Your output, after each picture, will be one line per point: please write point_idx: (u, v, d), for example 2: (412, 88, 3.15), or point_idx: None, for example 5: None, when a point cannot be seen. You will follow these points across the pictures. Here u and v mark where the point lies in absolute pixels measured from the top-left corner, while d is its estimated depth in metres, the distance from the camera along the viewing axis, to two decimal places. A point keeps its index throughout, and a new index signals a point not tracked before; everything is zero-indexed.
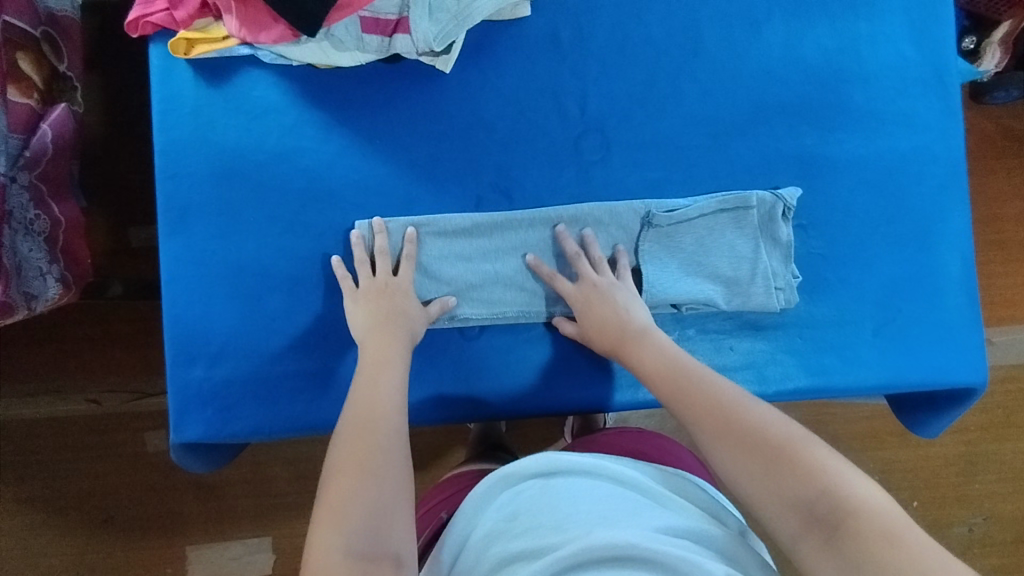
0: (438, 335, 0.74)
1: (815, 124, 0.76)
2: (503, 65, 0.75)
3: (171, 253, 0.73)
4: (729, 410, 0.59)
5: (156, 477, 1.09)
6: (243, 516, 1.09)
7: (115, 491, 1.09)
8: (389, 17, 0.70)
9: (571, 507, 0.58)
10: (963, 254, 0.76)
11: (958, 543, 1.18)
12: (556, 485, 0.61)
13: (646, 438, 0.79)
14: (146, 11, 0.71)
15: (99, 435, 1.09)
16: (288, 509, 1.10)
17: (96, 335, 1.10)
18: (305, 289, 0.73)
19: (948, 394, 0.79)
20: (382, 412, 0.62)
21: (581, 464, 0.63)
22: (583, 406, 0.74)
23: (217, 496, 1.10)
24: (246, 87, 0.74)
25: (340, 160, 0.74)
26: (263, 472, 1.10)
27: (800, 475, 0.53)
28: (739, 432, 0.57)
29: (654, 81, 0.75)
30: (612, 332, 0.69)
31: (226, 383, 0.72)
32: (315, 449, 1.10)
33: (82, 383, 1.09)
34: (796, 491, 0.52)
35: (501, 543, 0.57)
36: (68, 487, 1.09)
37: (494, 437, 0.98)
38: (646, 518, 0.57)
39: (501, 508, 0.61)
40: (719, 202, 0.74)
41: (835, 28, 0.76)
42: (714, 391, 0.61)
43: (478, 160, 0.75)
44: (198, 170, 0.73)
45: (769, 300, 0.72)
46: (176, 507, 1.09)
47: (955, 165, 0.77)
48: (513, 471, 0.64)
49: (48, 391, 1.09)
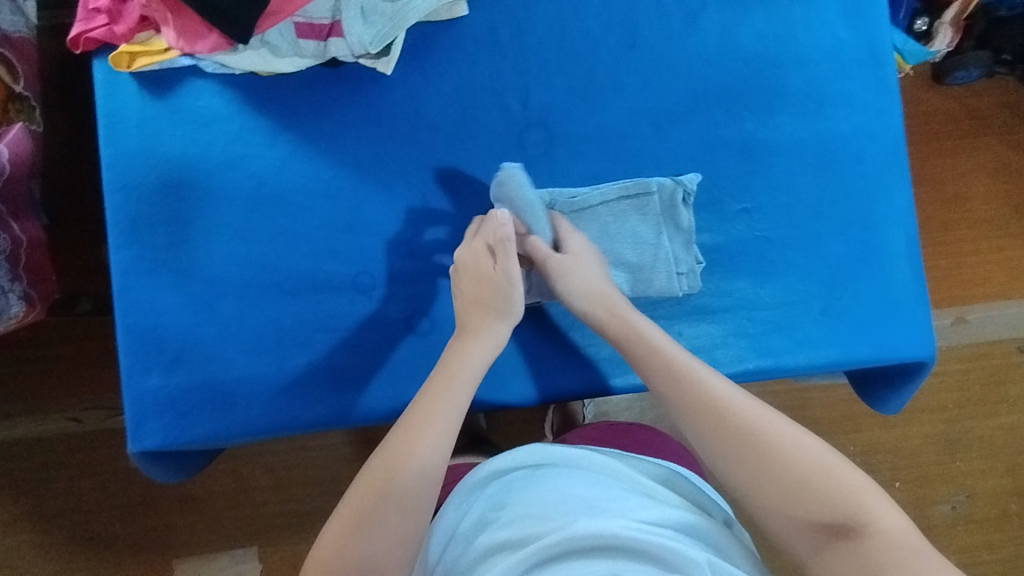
0: (393, 335, 0.75)
1: (754, 110, 0.77)
2: (444, 65, 0.76)
3: (122, 264, 0.73)
4: (733, 420, 0.56)
5: (139, 493, 1.10)
6: (229, 526, 1.10)
7: (99, 508, 1.09)
8: (322, 21, 0.70)
9: (558, 496, 0.58)
10: (907, 230, 0.77)
11: (941, 522, 1.19)
12: (543, 476, 0.62)
13: (635, 431, 0.80)
14: (88, 27, 0.71)
15: (81, 453, 1.09)
16: (272, 516, 1.10)
17: (75, 353, 1.10)
18: (257, 294, 0.74)
19: (902, 369, 0.80)
20: (436, 420, 0.59)
21: (567, 457, 0.65)
22: (548, 394, 0.75)
23: (201, 509, 1.10)
24: (189, 97, 0.75)
25: (286, 164, 0.75)
26: (245, 481, 1.10)
27: (817, 497, 0.51)
28: (751, 445, 0.54)
29: (594, 74, 0.76)
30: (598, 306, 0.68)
31: (181, 390, 0.73)
32: (298, 455, 1.11)
33: (63, 401, 1.09)
34: (815, 510, 0.51)
35: (488, 533, 0.58)
36: (51, 507, 1.09)
37: (473, 433, 0.99)
38: (632, 507, 0.57)
39: (489, 498, 0.62)
40: (615, 191, 0.75)
41: (770, 15, 0.77)
42: (713, 395, 0.58)
43: (425, 159, 0.76)
44: (145, 181, 0.74)
45: (670, 287, 0.73)
46: (162, 519, 1.10)
47: (895, 143, 0.78)
48: (498, 465, 0.65)
49: (27, 411, 1.09)
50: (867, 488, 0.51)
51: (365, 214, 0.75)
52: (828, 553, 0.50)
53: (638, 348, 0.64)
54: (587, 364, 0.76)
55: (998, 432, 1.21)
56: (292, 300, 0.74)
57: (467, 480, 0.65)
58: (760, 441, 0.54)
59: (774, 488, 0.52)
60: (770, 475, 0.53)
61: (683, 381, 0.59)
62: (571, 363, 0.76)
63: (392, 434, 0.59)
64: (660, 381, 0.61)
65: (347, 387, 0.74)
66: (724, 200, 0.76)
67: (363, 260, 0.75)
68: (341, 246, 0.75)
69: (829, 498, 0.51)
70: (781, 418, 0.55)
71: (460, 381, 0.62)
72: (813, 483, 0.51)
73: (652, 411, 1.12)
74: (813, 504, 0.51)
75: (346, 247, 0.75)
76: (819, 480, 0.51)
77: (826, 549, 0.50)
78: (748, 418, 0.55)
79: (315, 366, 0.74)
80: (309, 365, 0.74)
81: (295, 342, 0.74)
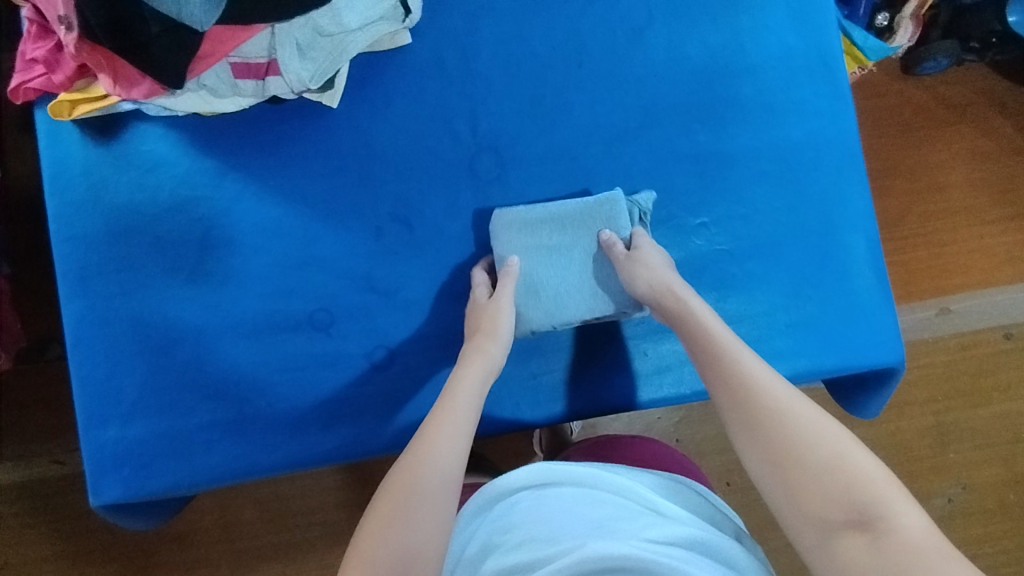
0: (355, 372, 0.74)
1: (707, 122, 0.76)
2: (391, 95, 0.75)
3: (74, 314, 0.72)
4: (767, 398, 0.55)
5: (127, 534, 1.04)
6: (218, 564, 1.04)
7: (87, 552, 1.04)
8: (259, 60, 0.67)
9: (565, 518, 0.57)
10: (867, 235, 0.77)
11: (939, 515, 1.17)
12: (549, 496, 0.60)
13: (639, 444, 0.79)
14: (26, 78, 0.70)
15: (65, 497, 1.04)
16: (261, 552, 1.05)
17: (51, 394, 1.04)
18: (212, 337, 0.73)
19: (875, 374, 0.79)
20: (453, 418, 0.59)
21: (576, 474, 0.62)
22: (529, 420, 0.74)
23: (190, 544, 1.04)
24: (135, 143, 0.74)
25: (235, 204, 0.74)
26: (233, 515, 1.05)
27: (839, 479, 0.49)
28: (777, 422, 0.53)
29: (542, 95, 0.76)
30: (657, 288, 0.68)
31: (141, 442, 0.72)
32: (284, 486, 1.06)
33: (47, 443, 1.04)
34: (833, 490, 0.49)
35: (494, 558, 0.55)
36: (36, 553, 1.03)
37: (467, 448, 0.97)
38: (640, 527, 0.55)
39: (496, 518, 0.60)
40: (575, 209, 0.73)
41: (716, 26, 0.77)
42: (749, 374, 0.58)
43: (375, 191, 0.74)
44: (93, 230, 0.73)
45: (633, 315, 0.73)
46: (152, 559, 1.04)
47: (851, 147, 0.77)
48: (502, 484, 0.62)
49: (8, 456, 1.03)
50: (891, 484, 0.48)
51: (317, 249, 0.74)
52: (844, 538, 0.47)
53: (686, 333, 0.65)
54: (548, 390, 0.75)
55: (990, 421, 1.20)
56: (249, 342, 0.73)
57: (469, 503, 0.63)
58: (787, 427, 0.53)
59: (799, 464, 0.51)
60: (788, 460, 0.52)
61: (723, 360, 0.60)
62: (539, 392, 0.74)
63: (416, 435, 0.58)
64: (705, 358, 0.62)
65: (309, 427, 0.73)
66: (681, 215, 0.75)
67: (318, 297, 0.74)
68: (296, 284, 0.74)
69: (850, 481, 0.48)
70: (817, 408, 0.54)
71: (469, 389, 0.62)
72: (834, 472, 0.49)
73: (639, 420, 1.10)
74: (825, 491, 0.49)
75: (301, 285, 0.74)
76: (842, 464, 0.49)
77: (842, 534, 0.47)
78: (780, 399, 0.55)
79: (276, 407, 0.73)
80: (269, 409, 0.73)
81: (254, 385, 0.73)
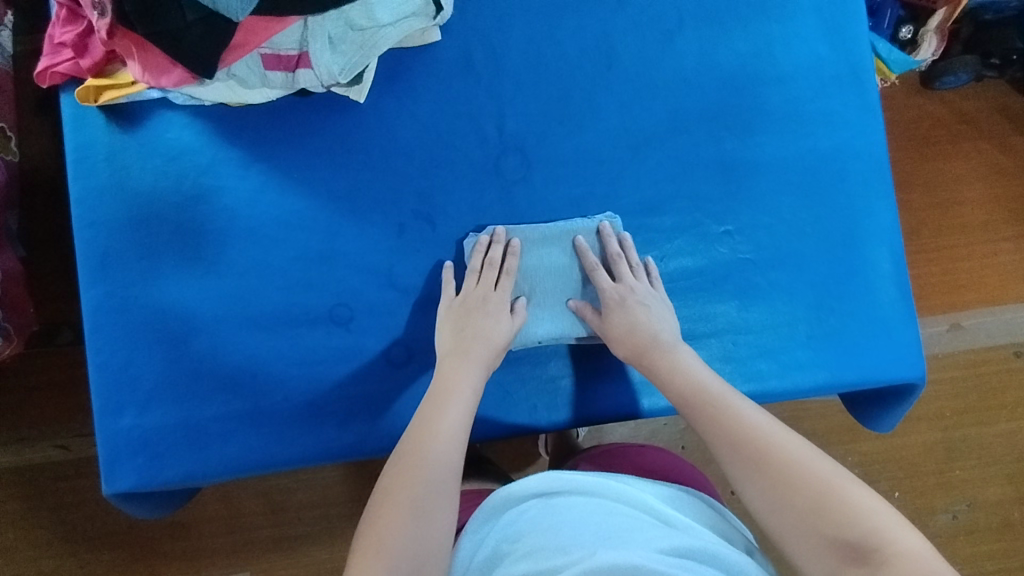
0: (372, 369, 0.73)
1: (734, 130, 0.76)
2: (418, 91, 0.74)
3: (93, 301, 0.72)
4: (756, 442, 0.57)
5: (127, 522, 1.04)
6: (218, 554, 1.04)
7: (87, 539, 1.03)
8: (290, 52, 0.67)
9: (574, 527, 0.55)
10: (891, 248, 0.77)
11: (944, 532, 1.16)
12: (558, 504, 0.59)
13: (649, 453, 0.79)
14: (54, 62, 0.70)
15: (68, 482, 1.03)
16: (263, 544, 1.04)
17: (59, 380, 1.04)
18: (230, 328, 0.73)
19: (893, 389, 0.79)
20: (452, 403, 0.64)
21: (584, 483, 0.61)
22: (546, 424, 0.73)
23: (191, 534, 1.04)
24: (160, 130, 0.73)
25: (259, 195, 0.73)
26: (236, 506, 1.05)
27: (837, 516, 0.51)
28: (771, 465, 0.55)
29: (570, 97, 0.75)
30: (636, 338, 0.69)
31: (155, 430, 0.71)
32: (287, 480, 1.05)
33: (51, 428, 1.03)
34: (833, 529, 0.50)
35: (504, 568, 0.54)
36: (36, 538, 1.03)
37: (474, 451, 0.97)
38: (650, 539, 0.53)
39: (505, 527, 0.59)
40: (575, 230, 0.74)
41: (747, 33, 0.77)
42: (738, 421, 0.59)
43: (398, 188, 0.74)
44: (115, 216, 0.72)
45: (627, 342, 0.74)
46: (153, 548, 1.04)
47: (877, 159, 0.78)
48: (511, 491, 0.62)
49: (13, 439, 1.03)
50: (889, 513, 0.50)
51: (339, 244, 0.74)
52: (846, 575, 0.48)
53: (670, 381, 0.65)
54: (562, 394, 0.74)
55: (998, 438, 1.19)
56: (267, 336, 0.73)
57: (478, 512, 0.62)
58: (776, 464, 0.55)
59: (793, 502, 0.53)
60: (793, 497, 0.53)
61: (717, 410, 0.61)
62: (557, 396, 0.74)
63: (416, 425, 0.62)
64: (696, 406, 0.63)
65: (324, 423, 0.73)
66: (707, 222, 0.75)
67: (339, 291, 0.73)
68: (317, 278, 0.73)
69: (844, 516, 0.50)
70: (805, 445, 0.56)
71: (470, 378, 0.66)
72: (831, 505, 0.51)
73: (646, 427, 1.09)
74: (826, 526, 0.51)
75: (321, 279, 0.73)
76: (836, 500, 0.51)
77: (843, 570, 0.49)
78: (770, 442, 0.57)
79: (292, 402, 0.73)
80: (286, 403, 0.72)
81: (270, 378, 0.73)
